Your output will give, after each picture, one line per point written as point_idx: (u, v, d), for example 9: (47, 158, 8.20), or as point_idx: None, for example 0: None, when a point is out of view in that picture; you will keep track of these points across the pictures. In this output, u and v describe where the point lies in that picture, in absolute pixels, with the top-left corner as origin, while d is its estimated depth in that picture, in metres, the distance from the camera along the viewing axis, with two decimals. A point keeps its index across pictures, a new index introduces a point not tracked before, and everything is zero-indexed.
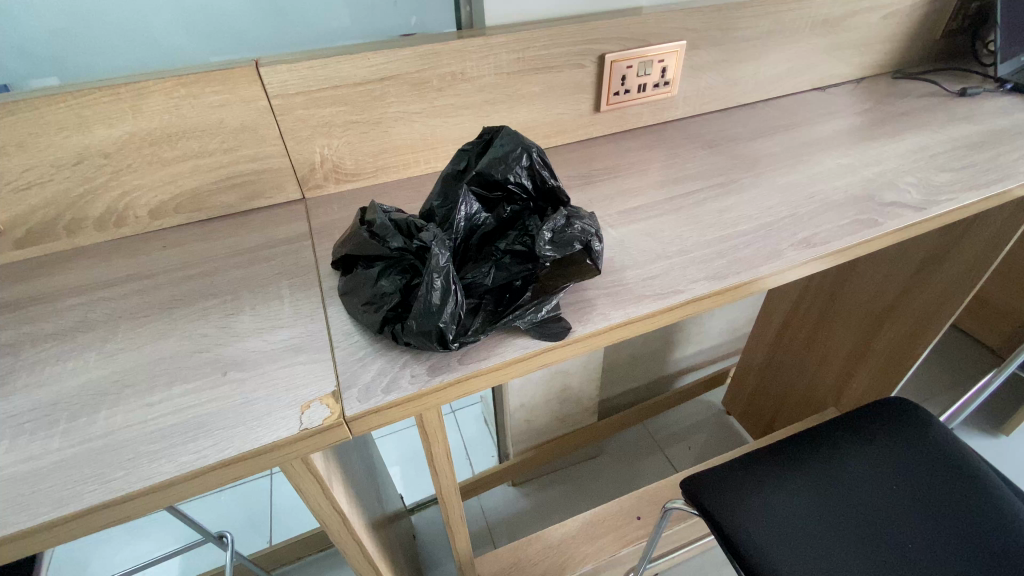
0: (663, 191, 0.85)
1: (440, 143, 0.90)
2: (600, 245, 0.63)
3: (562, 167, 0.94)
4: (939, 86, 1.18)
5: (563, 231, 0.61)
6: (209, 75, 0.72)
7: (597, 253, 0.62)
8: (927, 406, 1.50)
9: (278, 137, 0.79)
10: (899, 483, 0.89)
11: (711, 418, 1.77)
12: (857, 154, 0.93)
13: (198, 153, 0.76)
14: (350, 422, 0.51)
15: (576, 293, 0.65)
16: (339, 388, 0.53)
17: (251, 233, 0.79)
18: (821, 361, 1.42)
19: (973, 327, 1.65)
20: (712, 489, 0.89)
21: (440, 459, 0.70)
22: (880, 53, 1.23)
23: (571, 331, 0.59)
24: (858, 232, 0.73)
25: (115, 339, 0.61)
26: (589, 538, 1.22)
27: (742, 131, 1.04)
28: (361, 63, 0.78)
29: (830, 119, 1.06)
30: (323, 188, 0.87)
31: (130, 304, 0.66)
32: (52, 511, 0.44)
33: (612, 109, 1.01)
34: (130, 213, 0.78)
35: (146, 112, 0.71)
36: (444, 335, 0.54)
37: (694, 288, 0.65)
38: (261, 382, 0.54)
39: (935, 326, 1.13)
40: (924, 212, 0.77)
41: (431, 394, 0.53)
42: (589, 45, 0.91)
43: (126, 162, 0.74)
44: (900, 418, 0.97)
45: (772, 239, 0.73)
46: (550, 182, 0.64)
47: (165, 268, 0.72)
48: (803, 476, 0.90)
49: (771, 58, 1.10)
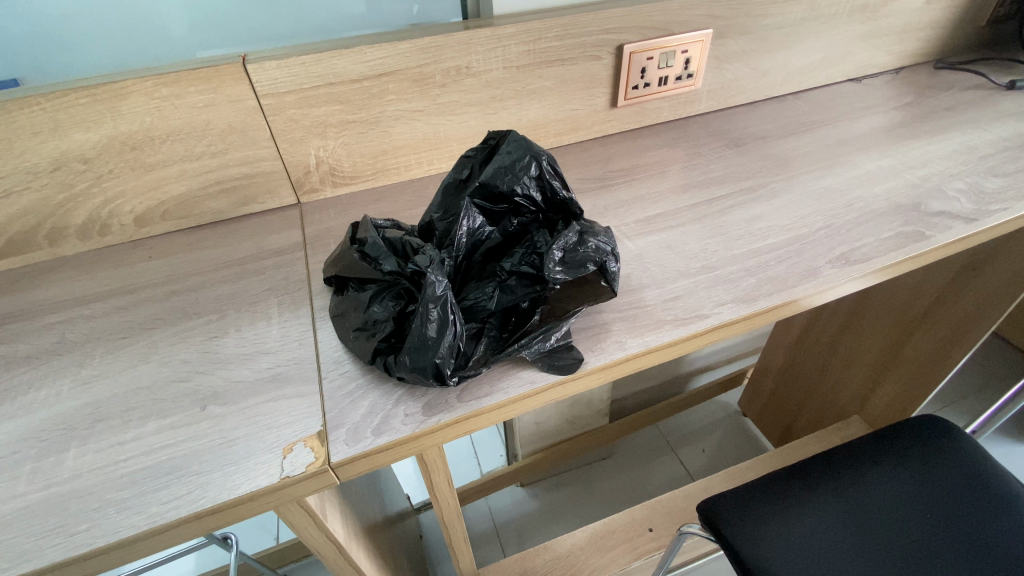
0: (685, 197, 0.78)
1: (444, 142, 0.84)
2: (615, 264, 0.58)
3: (575, 168, 0.88)
4: (986, 77, 1.08)
5: (575, 250, 0.56)
6: (193, 73, 0.66)
7: (612, 273, 0.57)
8: (958, 415, 1.42)
9: (269, 139, 0.74)
10: (929, 507, 0.82)
11: (727, 418, 1.71)
12: (899, 155, 0.85)
13: (185, 157, 0.72)
14: (335, 469, 0.46)
15: (590, 316, 0.59)
16: (326, 428, 0.48)
17: (241, 242, 0.74)
18: (846, 367, 1.34)
19: (1008, 332, 1.56)
20: (731, 512, 0.83)
21: (443, 486, 0.64)
22: (922, 40, 1.13)
23: (583, 363, 0.53)
24: (902, 247, 0.66)
25: (92, 364, 0.57)
26: (599, 550, 1.17)
27: (770, 127, 0.96)
28: (358, 58, 0.72)
29: (867, 115, 0.98)
30: (320, 192, 0.81)
31: (110, 324, 0.61)
32: (8, 570, 0.40)
33: (630, 104, 0.94)
34: (114, 221, 0.73)
35: (125, 114, 0.66)
36: (441, 371, 0.48)
37: (720, 312, 0.58)
38: (243, 418, 0.49)
39: (972, 337, 1.05)
40: (977, 224, 0.69)
41: (427, 435, 0.48)
42: (606, 35, 0.84)
43: (107, 167, 0.69)
44: (930, 437, 0.90)
45: (806, 255, 0.66)
46: (562, 194, 0.59)
47: (150, 281, 0.68)
48: (826, 500, 0.84)
49: (804, 46, 1.02)
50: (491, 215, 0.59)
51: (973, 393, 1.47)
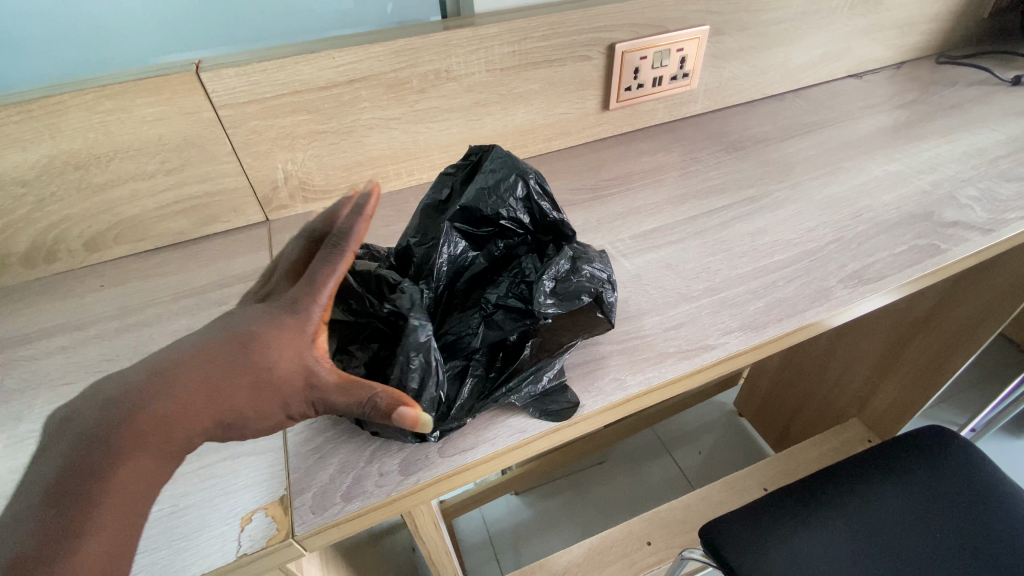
0: (683, 209, 0.73)
1: (424, 152, 0.78)
2: (613, 294, 0.53)
3: (564, 176, 0.82)
4: (989, 71, 1.04)
5: (567, 280, 0.50)
6: (140, 83, 0.60)
7: (609, 304, 0.52)
8: (959, 417, 1.39)
9: (230, 153, 0.68)
10: (957, 540, 0.72)
11: (722, 418, 1.64)
12: (906, 159, 0.80)
13: (136, 176, 0.65)
14: (301, 541, 0.41)
15: (584, 349, 0.54)
16: (290, 494, 0.43)
17: (202, 267, 0.68)
18: (843, 371, 1.28)
19: (1007, 328, 1.53)
20: (738, 537, 0.74)
21: (428, 530, 0.57)
22: (924, 33, 1.09)
23: (579, 407, 0.48)
24: (917, 263, 0.62)
25: (31, 416, 0.50)
26: (597, 568, 1.01)
27: (770, 129, 0.91)
28: (325, 63, 0.65)
29: (870, 114, 0.93)
30: (290, 208, 0.75)
31: (54, 367, 0.55)
32: None
33: (623, 107, 0.88)
34: (61, 247, 0.66)
35: (66, 131, 0.60)
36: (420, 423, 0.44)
37: (727, 342, 0.53)
38: (197, 481, 0.44)
39: (973, 341, 1.01)
40: (993, 235, 0.65)
41: (404, 497, 0.43)
42: (597, 34, 0.78)
43: (50, 189, 0.62)
44: (931, 444, 0.82)
45: (816, 274, 0.61)
46: (552, 216, 0.53)
47: (101, 315, 0.61)
48: (830, 522, 0.75)
49: (803, 43, 0.97)
50: (475, 239, 0.53)
51: (972, 393, 1.44)
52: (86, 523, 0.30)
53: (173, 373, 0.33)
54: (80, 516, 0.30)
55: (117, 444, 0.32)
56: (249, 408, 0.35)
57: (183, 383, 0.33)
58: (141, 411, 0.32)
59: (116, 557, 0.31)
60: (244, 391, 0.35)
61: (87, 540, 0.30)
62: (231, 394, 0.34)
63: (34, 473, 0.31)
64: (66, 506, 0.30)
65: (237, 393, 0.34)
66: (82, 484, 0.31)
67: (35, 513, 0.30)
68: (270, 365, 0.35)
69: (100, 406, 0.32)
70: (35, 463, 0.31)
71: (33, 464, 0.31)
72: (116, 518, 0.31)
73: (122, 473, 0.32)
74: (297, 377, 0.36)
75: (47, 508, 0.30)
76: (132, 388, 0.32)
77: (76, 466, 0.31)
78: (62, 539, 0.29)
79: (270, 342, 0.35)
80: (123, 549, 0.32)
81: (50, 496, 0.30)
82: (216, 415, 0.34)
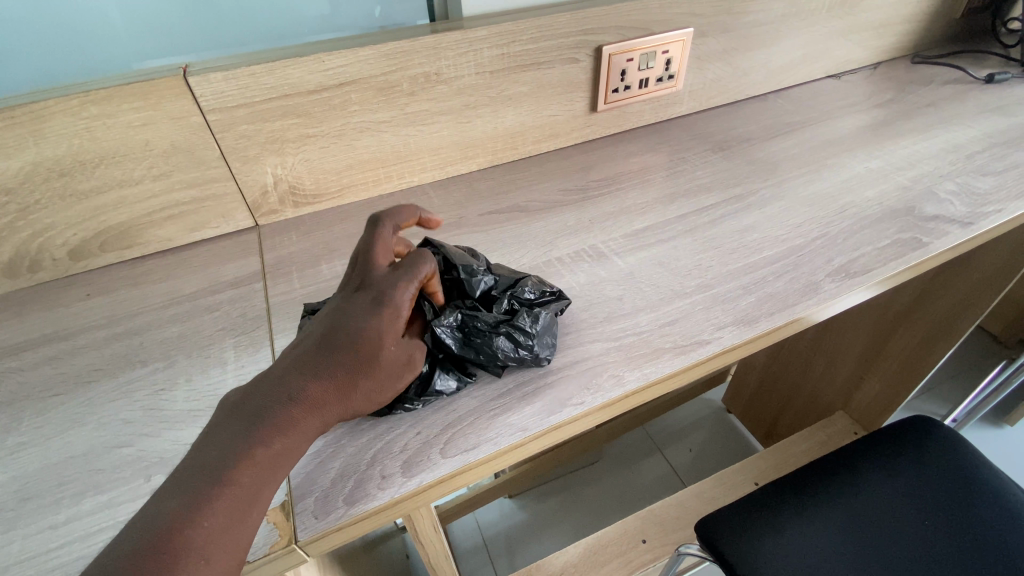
0: (673, 207, 0.74)
1: (414, 155, 0.78)
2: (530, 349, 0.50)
3: (554, 177, 0.83)
4: (962, 70, 1.07)
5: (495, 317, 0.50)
6: (126, 88, 0.59)
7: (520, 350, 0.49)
8: (941, 407, 1.43)
9: (218, 158, 0.67)
10: (948, 529, 0.74)
11: (712, 415, 1.66)
12: (886, 156, 0.82)
13: (123, 182, 0.64)
14: (303, 547, 0.40)
15: (581, 347, 0.54)
16: (292, 499, 0.42)
17: (191, 274, 0.67)
18: (829, 365, 1.30)
19: (984, 321, 1.57)
20: (735, 531, 0.75)
21: (429, 533, 0.56)
22: (898, 35, 1.12)
23: (579, 404, 0.49)
24: (900, 256, 0.63)
25: (19, 430, 0.48)
26: (593, 568, 1.01)
27: (754, 129, 0.93)
28: (315, 67, 0.65)
29: (850, 113, 0.95)
30: (280, 213, 0.75)
31: (40, 378, 0.54)
32: None
33: (610, 108, 0.89)
34: (45, 256, 0.65)
35: (50, 137, 0.58)
36: (427, 378, 0.48)
37: (721, 337, 0.54)
38: None
39: (953, 333, 1.03)
40: (973, 228, 0.67)
41: (408, 499, 0.43)
42: (584, 36, 0.79)
43: (33, 197, 0.61)
44: (918, 434, 0.84)
45: (803, 269, 0.62)
46: (484, 277, 0.53)
47: (88, 324, 0.60)
48: (824, 513, 0.76)
49: (784, 44, 0.99)
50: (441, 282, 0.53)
51: (952, 384, 1.48)
52: (239, 475, 0.35)
53: (308, 362, 0.40)
54: (239, 467, 0.35)
55: (275, 417, 0.37)
56: (370, 392, 0.42)
57: (323, 370, 0.40)
58: (296, 394, 0.39)
59: (249, 513, 0.35)
60: (363, 375, 0.41)
61: (234, 490, 0.35)
62: (355, 380, 0.41)
63: (209, 434, 0.37)
64: (233, 458, 0.35)
65: (362, 378, 0.41)
66: (244, 444, 0.36)
67: (208, 464, 0.35)
68: (381, 353, 0.42)
69: (261, 391, 0.39)
70: (205, 438, 0.37)
71: (207, 436, 0.37)
72: (261, 475, 0.36)
73: (276, 442, 0.37)
74: (399, 362, 0.44)
75: (219, 459, 0.35)
76: (279, 381, 0.39)
77: (242, 429, 0.37)
78: (222, 485, 0.34)
79: (382, 334, 0.43)
80: (253, 507, 0.36)
81: (221, 450, 0.36)
82: (343, 401, 0.41)
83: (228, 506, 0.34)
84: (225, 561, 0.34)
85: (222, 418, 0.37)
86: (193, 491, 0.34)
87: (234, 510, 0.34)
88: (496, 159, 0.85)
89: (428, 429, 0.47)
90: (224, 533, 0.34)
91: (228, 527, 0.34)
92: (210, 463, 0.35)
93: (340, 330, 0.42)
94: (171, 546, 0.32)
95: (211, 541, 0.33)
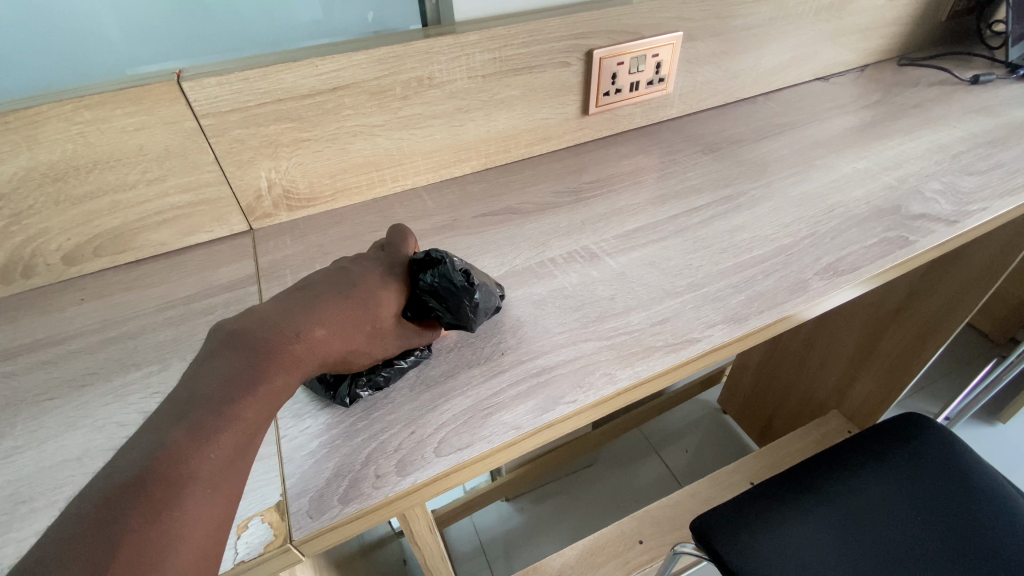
0: (664, 208, 0.75)
1: (408, 159, 0.79)
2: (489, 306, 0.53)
3: (548, 179, 0.84)
4: (948, 72, 1.09)
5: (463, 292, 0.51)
6: (120, 94, 0.60)
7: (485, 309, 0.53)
8: (934, 406, 1.44)
9: (212, 162, 0.67)
10: (940, 529, 0.74)
11: (707, 416, 1.67)
12: (874, 156, 0.84)
13: (117, 187, 0.65)
14: (298, 546, 0.41)
15: (574, 345, 0.55)
16: (287, 499, 0.43)
17: (185, 278, 0.67)
18: (822, 363, 1.31)
19: (975, 319, 1.59)
20: (728, 529, 0.76)
21: (424, 534, 0.56)
22: (885, 37, 1.14)
23: (572, 403, 0.49)
24: (887, 255, 0.64)
25: (13, 434, 0.49)
26: (590, 569, 1.01)
27: (744, 131, 0.94)
28: (308, 71, 0.66)
29: (838, 114, 0.97)
30: (274, 217, 0.75)
31: (34, 382, 0.54)
32: None
33: (602, 111, 0.90)
34: (39, 262, 0.65)
35: (45, 142, 0.59)
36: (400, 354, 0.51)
37: (711, 335, 0.55)
38: None
39: (944, 330, 1.03)
40: (958, 226, 0.68)
41: (401, 498, 0.43)
42: (576, 41, 0.80)
43: (28, 202, 0.61)
44: (908, 432, 0.84)
45: (791, 267, 0.63)
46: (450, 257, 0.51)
47: (81, 329, 0.60)
48: (817, 510, 0.77)
49: (773, 47, 1.00)
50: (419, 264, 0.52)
51: (944, 383, 1.49)
52: (243, 408, 0.38)
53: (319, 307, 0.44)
54: (243, 402, 0.38)
55: (281, 352, 0.41)
56: (366, 349, 0.47)
57: (331, 322, 0.44)
58: (306, 329, 0.42)
59: (248, 448, 0.38)
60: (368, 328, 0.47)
61: (237, 424, 0.37)
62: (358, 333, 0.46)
63: (210, 367, 0.39)
64: (237, 393, 0.38)
65: (361, 334, 0.46)
66: (248, 379, 0.39)
67: (212, 392, 0.37)
68: (382, 312, 0.48)
69: (269, 322, 0.42)
70: (208, 367, 0.39)
71: (206, 370, 0.39)
72: (260, 413, 0.39)
73: (278, 376, 0.40)
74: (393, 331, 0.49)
75: (220, 391, 0.38)
76: (290, 321, 0.42)
77: (248, 360, 0.40)
78: (225, 417, 0.37)
79: (383, 297, 0.48)
80: (252, 441, 0.39)
81: (225, 383, 0.38)
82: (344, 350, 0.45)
83: (234, 437, 0.37)
84: (226, 491, 0.36)
85: (229, 348, 0.40)
86: (198, 420, 0.36)
87: (237, 443, 0.37)
88: (489, 162, 0.86)
89: (422, 429, 0.47)
90: (224, 465, 0.36)
91: (232, 455, 0.37)
92: (214, 395, 0.37)
93: (348, 286, 0.47)
94: (180, 471, 0.34)
95: (213, 471, 0.35)
